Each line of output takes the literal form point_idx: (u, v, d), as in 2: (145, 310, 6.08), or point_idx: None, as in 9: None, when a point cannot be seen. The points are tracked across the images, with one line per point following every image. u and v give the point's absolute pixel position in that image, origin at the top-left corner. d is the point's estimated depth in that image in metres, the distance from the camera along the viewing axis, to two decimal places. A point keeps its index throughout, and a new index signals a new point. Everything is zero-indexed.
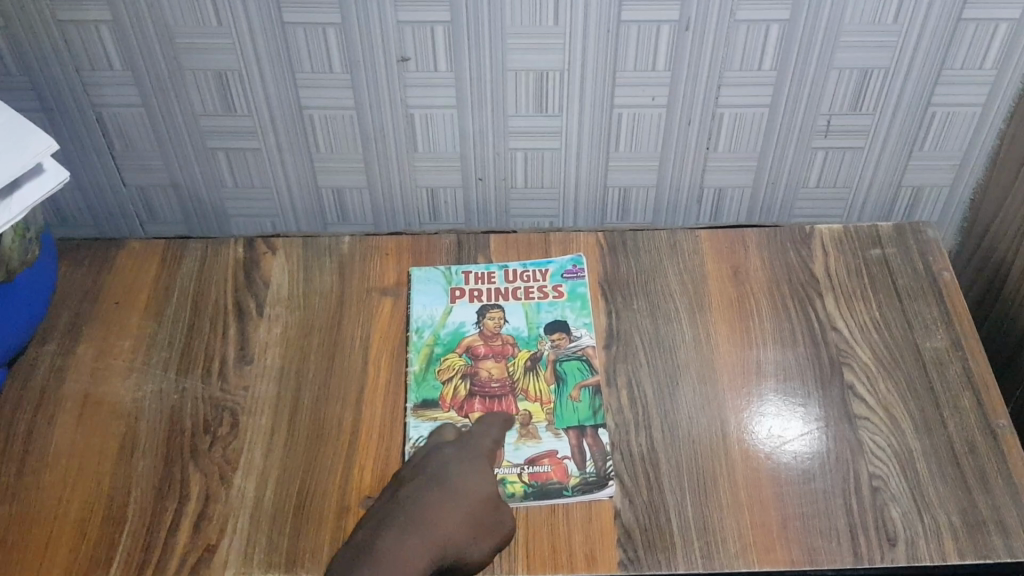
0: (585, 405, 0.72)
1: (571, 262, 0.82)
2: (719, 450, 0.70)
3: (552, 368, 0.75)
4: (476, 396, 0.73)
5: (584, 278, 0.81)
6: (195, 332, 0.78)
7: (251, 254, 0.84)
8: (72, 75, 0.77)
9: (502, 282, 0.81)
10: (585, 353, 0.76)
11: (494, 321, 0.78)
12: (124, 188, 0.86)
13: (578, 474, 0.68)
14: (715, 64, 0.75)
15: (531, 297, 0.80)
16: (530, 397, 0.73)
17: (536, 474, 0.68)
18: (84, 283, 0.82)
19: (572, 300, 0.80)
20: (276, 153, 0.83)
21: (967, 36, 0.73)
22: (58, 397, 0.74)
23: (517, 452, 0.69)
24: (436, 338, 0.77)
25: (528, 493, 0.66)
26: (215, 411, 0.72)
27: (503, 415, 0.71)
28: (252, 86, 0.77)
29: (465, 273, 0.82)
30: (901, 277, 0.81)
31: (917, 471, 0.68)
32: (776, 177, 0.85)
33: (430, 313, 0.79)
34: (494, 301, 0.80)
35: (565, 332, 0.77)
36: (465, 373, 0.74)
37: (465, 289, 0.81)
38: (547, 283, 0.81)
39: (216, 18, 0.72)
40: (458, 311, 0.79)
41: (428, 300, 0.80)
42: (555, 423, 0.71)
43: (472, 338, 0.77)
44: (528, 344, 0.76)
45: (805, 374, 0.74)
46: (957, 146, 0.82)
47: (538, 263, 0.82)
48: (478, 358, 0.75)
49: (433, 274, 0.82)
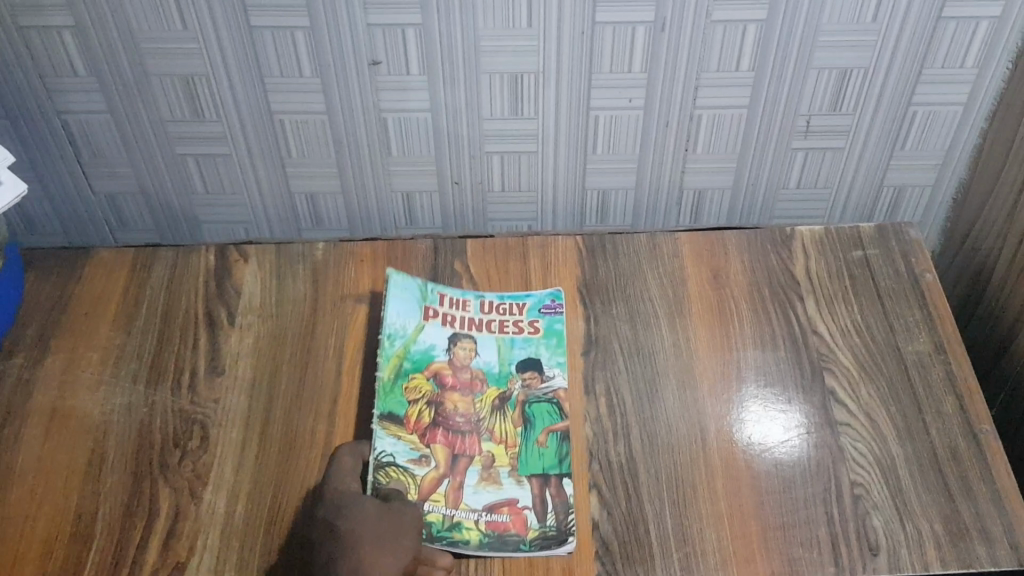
0: (553, 451, 0.69)
1: (550, 295, 0.78)
2: (699, 459, 0.68)
3: (520, 410, 0.71)
4: (439, 428, 0.69)
5: (560, 315, 0.77)
6: (165, 343, 0.76)
7: (223, 262, 0.82)
8: (36, 83, 0.75)
9: (476, 312, 0.77)
10: (556, 397, 0.72)
11: (467, 351, 0.74)
12: (92, 196, 0.84)
13: (538, 528, 0.64)
14: (692, 65, 0.74)
15: (506, 330, 0.76)
16: (495, 438, 0.69)
17: (494, 522, 0.64)
18: (52, 293, 0.81)
19: (548, 338, 0.76)
20: (247, 159, 0.81)
21: (948, 34, 0.72)
22: (25, 411, 0.72)
23: (476, 496, 0.66)
24: (406, 352, 0.74)
25: (483, 543, 0.63)
26: (185, 424, 0.71)
27: (465, 454, 0.68)
28: (221, 91, 0.76)
29: (441, 293, 0.78)
30: (883, 279, 0.80)
31: (899, 478, 0.67)
32: (755, 179, 0.83)
33: (403, 324, 0.75)
34: (467, 329, 0.76)
35: (538, 372, 0.73)
36: (432, 401, 0.71)
37: (440, 307, 0.77)
38: (521, 318, 0.77)
39: (180, 21, 0.70)
40: (432, 329, 0.75)
41: (404, 308, 0.76)
42: (517, 468, 0.68)
43: (444, 362, 0.73)
44: (498, 382, 0.73)
45: (785, 379, 0.73)
46: (938, 146, 0.81)
47: (515, 297, 0.79)
48: (446, 387, 0.72)
49: (410, 284, 0.78)
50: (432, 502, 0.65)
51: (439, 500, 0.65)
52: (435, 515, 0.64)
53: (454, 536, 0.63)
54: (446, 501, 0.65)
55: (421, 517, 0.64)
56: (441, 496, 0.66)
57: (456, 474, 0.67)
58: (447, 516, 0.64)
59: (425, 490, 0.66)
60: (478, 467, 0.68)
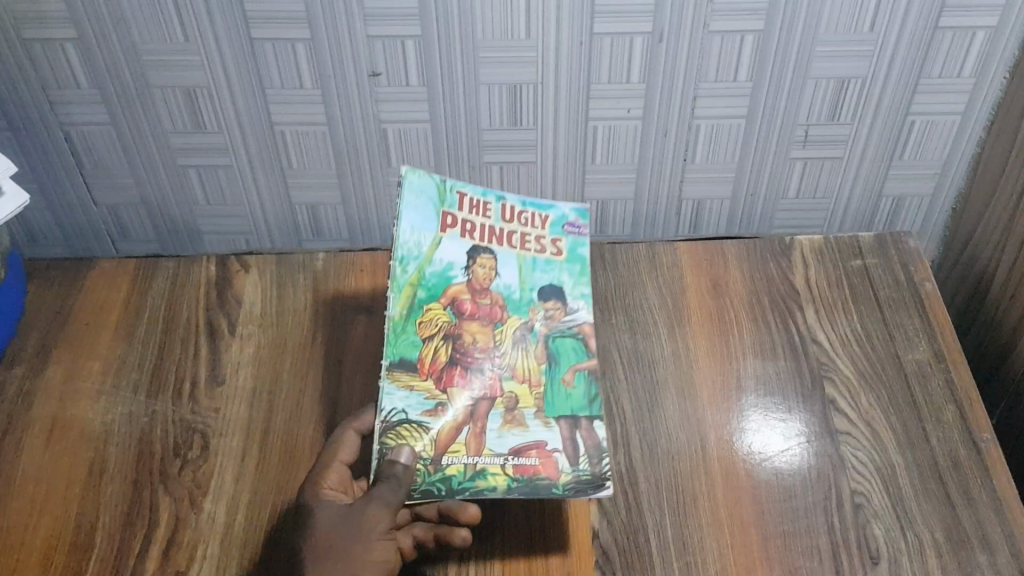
0: (581, 391, 0.65)
1: (575, 212, 0.74)
2: (699, 467, 0.69)
3: (544, 343, 0.67)
4: (457, 367, 0.65)
5: (584, 236, 0.73)
6: (166, 353, 0.77)
7: (224, 272, 0.82)
8: (39, 95, 0.75)
9: (498, 220, 0.71)
10: (582, 332, 0.69)
11: (487, 272, 0.69)
12: (94, 207, 0.85)
13: (571, 471, 0.60)
14: (690, 76, 0.74)
15: (530, 249, 0.71)
16: (517, 377, 0.65)
17: (522, 467, 0.60)
18: (54, 304, 0.81)
19: (572, 263, 0.72)
20: (248, 169, 0.82)
21: (945, 44, 0.72)
22: (26, 421, 0.73)
23: (501, 441, 0.61)
24: (420, 277, 0.68)
25: (513, 488, 0.59)
26: (185, 434, 0.71)
27: (486, 396, 0.64)
28: (222, 102, 0.76)
29: (461, 196, 0.71)
30: (882, 288, 0.80)
31: (900, 487, 0.67)
32: (755, 189, 0.84)
33: (417, 241, 0.68)
34: (487, 243, 0.70)
35: (562, 302, 0.70)
36: (449, 334, 0.66)
37: (458, 216, 0.70)
38: (545, 236, 0.72)
39: (182, 33, 0.71)
40: (450, 245, 0.69)
41: (418, 219, 0.69)
42: (544, 410, 0.63)
43: (462, 287, 0.68)
44: (518, 309, 0.68)
45: (785, 388, 0.73)
46: (937, 155, 0.81)
47: (538, 204, 0.73)
48: (463, 316, 0.67)
49: (426, 186, 0.70)
50: (452, 454, 0.60)
51: (459, 450, 0.61)
52: (454, 466, 0.60)
53: (479, 485, 0.59)
54: (468, 450, 0.61)
55: (440, 471, 0.60)
56: (461, 446, 0.61)
57: (477, 421, 0.63)
58: (470, 465, 0.60)
59: (443, 443, 0.61)
60: (501, 409, 0.63)
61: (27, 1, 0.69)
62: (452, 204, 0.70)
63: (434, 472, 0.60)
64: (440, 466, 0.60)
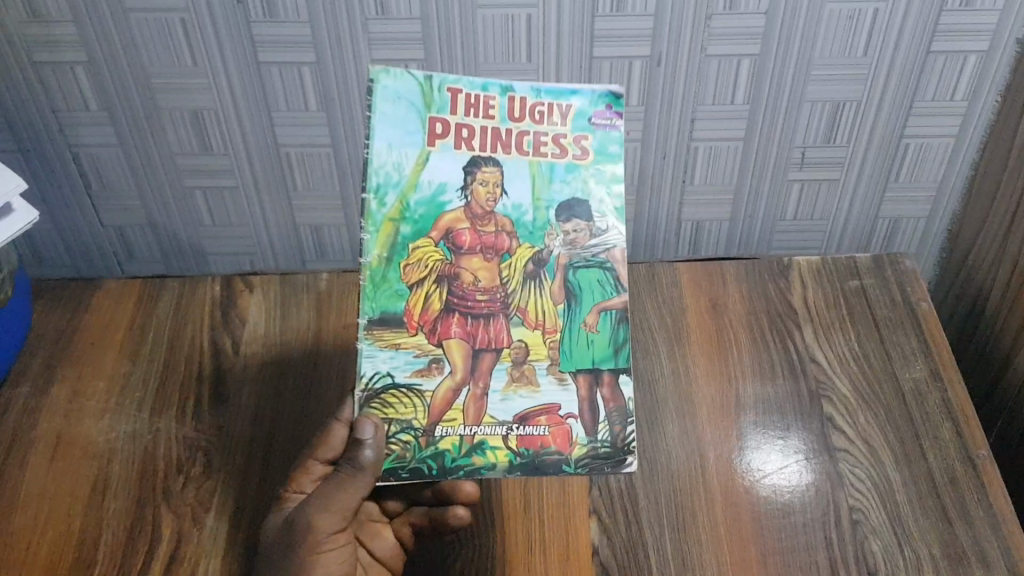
0: (603, 339, 0.60)
1: (604, 98, 0.62)
2: (698, 484, 0.69)
3: (563, 277, 0.60)
4: (452, 315, 0.59)
5: (617, 129, 0.62)
6: (170, 372, 0.77)
7: (228, 291, 0.84)
8: (49, 117, 0.77)
9: (505, 120, 0.60)
10: (611, 259, 0.61)
11: (489, 190, 0.60)
12: (101, 228, 0.86)
13: (586, 443, 0.58)
14: (688, 99, 0.75)
15: (547, 151, 0.61)
16: (528, 322, 0.60)
17: (529, 439, 0.57)
18: (59, 323, 0.82)
19: (600, 165, 0.62)
20: (252, 190, 0.83)
21: (938, 67, 0.74)
22: (30, 439, 0.73)
23: (504, 407, 0.58)
24: (404, 208, 0.59)
25: (516, 466, 0.57)
26: (188, 452, 0.72)
27: (487, 347, 0.59)
28: (229, 124, 0.77)
29: (455, 92, 0.60)
30: (879, 307, 0.81)
31: (897, 503, 0.68)
32: (753, 210, 0.85)
33: (396, 164, 0.59)
34: (492, 151, 0.60)
35: (586, 218, 0.61)
36: (441, 274, 0.59)
37: (450, 121, 0.60)
38: (568, 133, 0.61)
39: (190, 57, 0.72)
40: (437, 161, 0.60)
41: (396, 134, 0.59)
42: (559, 364, 0.59)
43: (456, 215, 0.60)
44: (530, 236, 0.61)
45: (784, 406, 0.74)
46: (932, 177, 0.82)
47: (556, 91, 0.61)
48: (460, 250, 0.60)
49: (404, 86, 0.59)
50: (447, 423, 0.57)
51: (456, 419, 0.58)
52: (450, 439, 0.57)
53: (479, 462, 0.57)
54: (465, 419, 0.58)
55: (433, 445, 0.57)
56: (458, 413, 0.58)
57: (476, 380, 0.59)
58: (468, 436, 0.57)
59: (436, 409, 0.58)
60: (507, 363, 0.59)
61: (39, 26, 0.70)
62: (442, 108, 0.60)
63: (426, 447, 0.57)
64: (434, 438, 0.57)
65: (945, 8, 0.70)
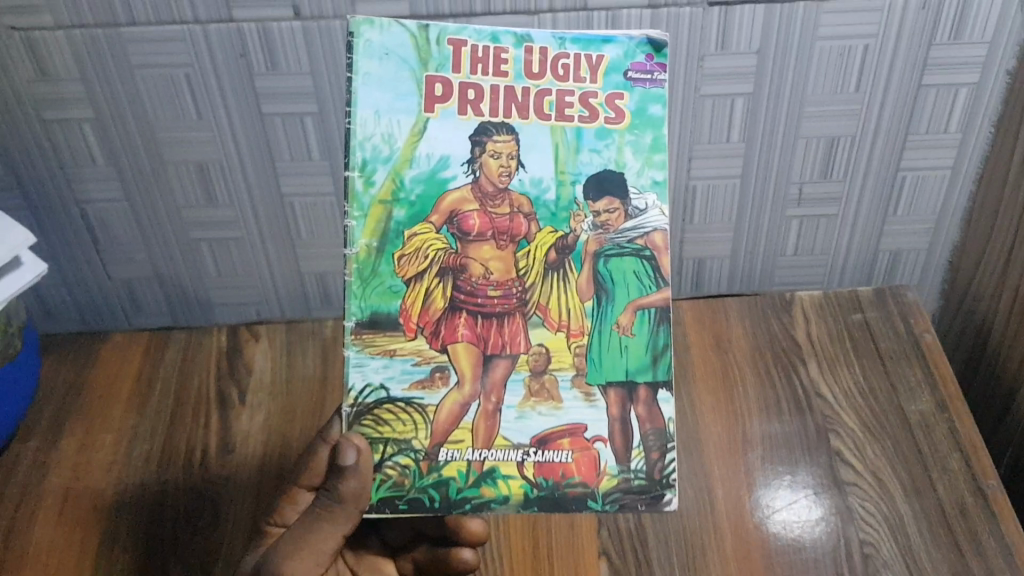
0: (639, 342, 0.57)
1: (643, 47, 0.58)
2: (707, 523, 0.69)
3: (592, 268, 0.57)
4: (460, 314, 0.57)
5: (658, 84, 0.58)
6: (178, 423, 0.78)
7: (234, 341, 0.84)
8: (56, 173, 0.78)
9: (520, 78, 0.56)
10: (649, 245, 0.57)
11: (502, 164, 0.57)
12: (108, 283, 0.87)
13: (617, 474, 0.55)
14: (684, 139, 0.76)
15: (574, 114, 0.57)
16: (551, 324, 0.57)
17: (548, 466, 0.55)
18: (68, 378, 0.82)
19: (638, 130, 0.58)
20: (257, 240, 0.84)
21: (929, 101, 0.75)
22: (39, 493, 0.73)
23: (520, 426, 0.56)
24: (396, 188, 0.56)
25: (531, 499, 0.55)
26: (197, 502, 0.72)
27: (496, 349, 0.57)
28: (233, 176, 0.79)
29: (457, 46, 0.56)
30: (883, 340, 0.81)
31: (908, 535, 0.67)
32: (754, 247, 0.85)
33: (387, 135, 0.56)
34: (504, 116, 0.56)
35: (620, 197, 0.58)
36: (443, 267, 0.57)
37: (452, 79, 0.56)
38: (599, 92, 0.57)
39: (195, 110, 0.74)
40: (435, 130, 0.56)
41: (383, 98, 0.56)
42: (586, 376, 0.57)
43: (460, 194, 0.57)
44: (554, 220, 0.57)
45: (792, 442, 0.74)
46: (930, 209, 0.83)
47: (589, 40, 0.57)
48: (467, 237, 0.57)
49: (393, 40, 0.56)
50: (451, 447, 0.56)
51: (464, 440, 0.56)
52: (455, 465, 0.56)
53: (490, 493, 0.55)
54: (472, 442, 0.56)
55: (437, 471, 0.55)
56: (466, 434, 0.56)
57: (485, 394, 0.57)
58: (480, 461, 0.56)
59: (440, 429, 0.56)
60: (525, 373, 0.57)
61: (47, 84, 0.72)
62: (441, 64, 0.56)
63: (427, 474, 0.55)
64: (437, 463, 0.56)
65: (934, 42, 0.71)
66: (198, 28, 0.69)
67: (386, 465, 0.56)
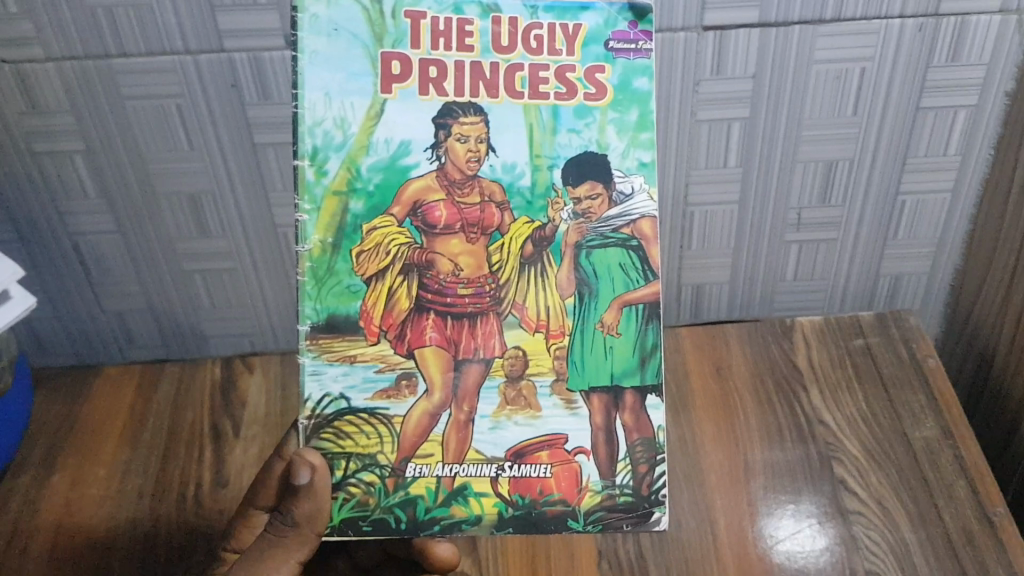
0: (626, 342, 0.55)
1: (625, 14, 0.54)
2: (710, 554, 0.67)
3: (573, 262, 0.55)
4: (427, 316, 0.55)
5: (643, 54, 0.55)
6: (171, 458, 0.77)
7: (229, 373, 0.85)
8: (48, 206, 0.77)
9: (489, 54, 0.53)
10: (635, 233, 0.55)
11: (469, 148, 0.54)
12: (100, 315, 0.86)
13: (600, 489, 0.54)
14: (681, 165, 0.76)
15: (549, 91, 0.54)
16: (528, 324, 0.55)
17: (524, 483, 0.54)
18: (60, 414, 0.81)
19: (622, 106, 0.55)
20: (251, 271, 0.83)
21: (929, 122, 0.74)
22: (30, 529, 0.72)
23: (494, 439, 0.55)
24: (353, 179, 0.54)
25: (507, 518, 0.54)
26: (190, 537, 0.70)
27: (463, 352, 0.55)
28: (226, 207, 0.78)
29: (415, 19, 0.53)
30: (886, 365, 0.80)
31: (915, 565, 0.66)
32: (753, 271, 0.84)
33: (339, 121, 0.53)
34: (470, 96, 0.53)
35: (604, 181, 0.55)
36: (408, 263, 0.54)
37: (410, 56, 0.53)
38: (578, 65, 0.54)
39: (187, 140, 0.73)
40: (394, 111, 0.54)
41: (335, 80, 0.53)
42: (567, 381, 0.55)
43: (422, 183, 0.54)
44: (530, 208, 0.55)
45: (793, 471, 0.72)
46: (931, 232, 0.82)
47: (566, 7, 0.54)
48: (433, 229, 0.54)
49: (343, 13, 0.53)
50: (420, 462, 0.54)
51: (433, 457, 0.54)
52: (425, 483, 0.54)
53: (463, 513, 0.54)
54: (442, 457, 0.54)
55: (405, 488, 0.54)
56: (435, 447, 0.54)
57: (454, 403, 0.55)
58: (450, 477, 0.54)
59: (407, 445, 0.54)
60: (500, 379, 0.55)
61: (38, 116, 0.71)
62: (398, 39, 0.53)
63: (393, 492, 0.54)
64: (405, 480, 0.54)
65: (931, 64, 0.71)
66: (190, 58, 0.68)
67: (349, 483, 0.54)
